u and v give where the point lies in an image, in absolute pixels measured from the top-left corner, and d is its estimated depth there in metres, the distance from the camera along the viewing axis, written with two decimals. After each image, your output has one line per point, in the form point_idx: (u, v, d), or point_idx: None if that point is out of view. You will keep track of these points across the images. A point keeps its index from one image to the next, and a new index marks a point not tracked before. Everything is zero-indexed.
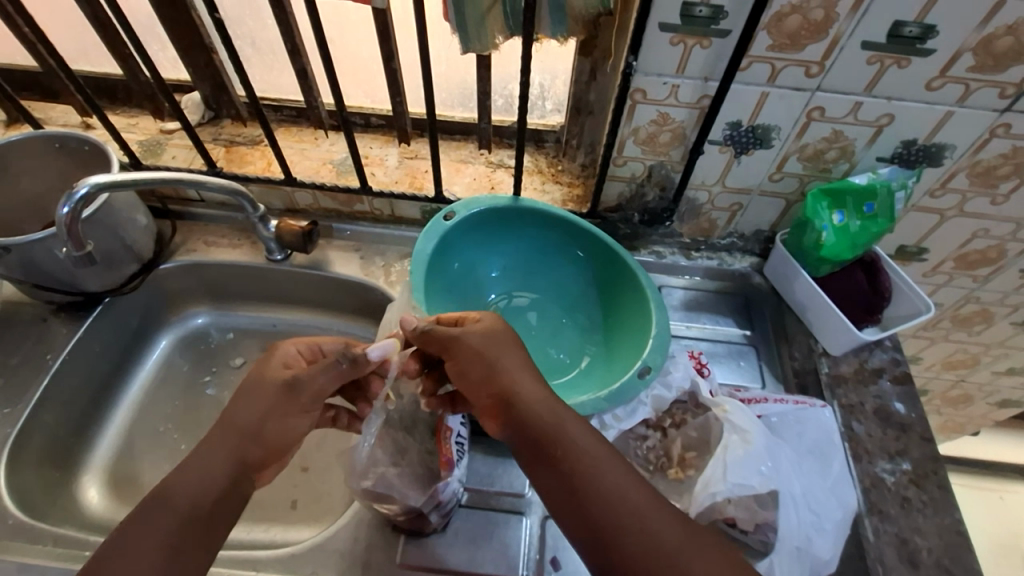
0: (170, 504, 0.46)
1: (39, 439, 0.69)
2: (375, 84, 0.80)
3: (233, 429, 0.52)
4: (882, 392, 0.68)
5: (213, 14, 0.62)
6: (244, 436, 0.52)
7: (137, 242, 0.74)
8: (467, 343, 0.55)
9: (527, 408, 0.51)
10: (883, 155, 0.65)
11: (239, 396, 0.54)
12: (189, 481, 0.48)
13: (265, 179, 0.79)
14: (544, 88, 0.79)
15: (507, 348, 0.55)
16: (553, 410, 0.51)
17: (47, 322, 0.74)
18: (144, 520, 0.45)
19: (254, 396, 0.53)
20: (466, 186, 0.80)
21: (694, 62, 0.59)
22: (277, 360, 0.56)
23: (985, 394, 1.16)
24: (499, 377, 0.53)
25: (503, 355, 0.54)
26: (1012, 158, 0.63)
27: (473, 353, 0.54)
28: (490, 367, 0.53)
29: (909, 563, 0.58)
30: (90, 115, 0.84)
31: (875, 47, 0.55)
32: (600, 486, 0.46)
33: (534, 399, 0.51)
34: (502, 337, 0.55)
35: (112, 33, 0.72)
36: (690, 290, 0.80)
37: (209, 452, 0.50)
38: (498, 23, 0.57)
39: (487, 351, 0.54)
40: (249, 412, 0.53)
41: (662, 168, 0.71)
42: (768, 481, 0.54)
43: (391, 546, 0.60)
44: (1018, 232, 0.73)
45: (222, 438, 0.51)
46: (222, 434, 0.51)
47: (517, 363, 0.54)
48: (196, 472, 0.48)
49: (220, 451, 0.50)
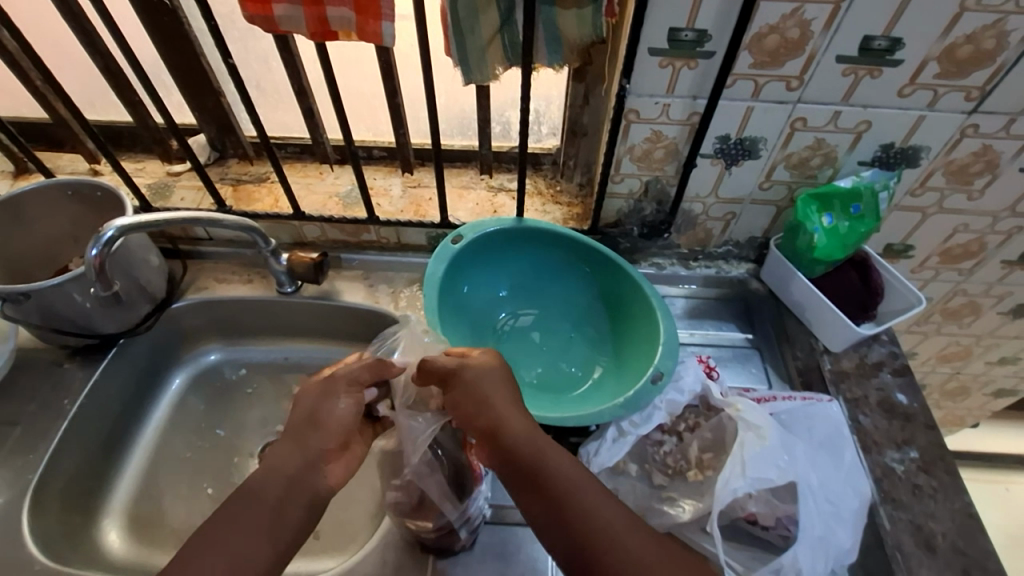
0: (248, 496, 0.50)
1: (61, 485, 0.68)
2: (378, 119, 0.84)
3: (302, 423, 0.54)
4: (884, 384, 0.71)
5: (227, 60, 0.65)
6: (313, 434, 0.54)
7: (151, 282, 0.75)
8: (472, 389, 0.54)
9: (525, 456, 0.50)
10: (864, 159, 0.69)
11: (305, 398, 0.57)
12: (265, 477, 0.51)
13: (273, 215, 0.81)
14: (540, 114, 0.83)
15: (509, 394, 0.54)
16: (553, 457, 0.50)
17: (62, 367, 0.74)
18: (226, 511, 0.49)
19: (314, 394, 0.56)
20: (470, 211, 0.82)
21: (682, 82, 0.63)
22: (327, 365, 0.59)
23: (981, 385, 1.19)
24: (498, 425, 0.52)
25: (491, 385, 0.54)
26: (983, 156, 0.68)
27: (479, 399, 0.53)
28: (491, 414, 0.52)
29: (926, 549, 0.59)
30: (98, 161, 0.86)
31: (849, 60, 0.59)
32: (603, 537, 0.45)
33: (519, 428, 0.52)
34: (508, 381, 0.55)
35: (123, 83, 0.74)
36: (691, 299, 0.83)
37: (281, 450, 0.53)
38: (498, 55, 0.61)
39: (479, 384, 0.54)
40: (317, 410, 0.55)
41: (658, 183, 0.74)
42: (786, 473, 0.56)
43: (420, 566, 0.61)
44: (996, 225, 0.77)
45: (294, 435, 0.54)
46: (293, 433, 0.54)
47: (515, 411, 0.53)
48: (270, 470, 0.52)
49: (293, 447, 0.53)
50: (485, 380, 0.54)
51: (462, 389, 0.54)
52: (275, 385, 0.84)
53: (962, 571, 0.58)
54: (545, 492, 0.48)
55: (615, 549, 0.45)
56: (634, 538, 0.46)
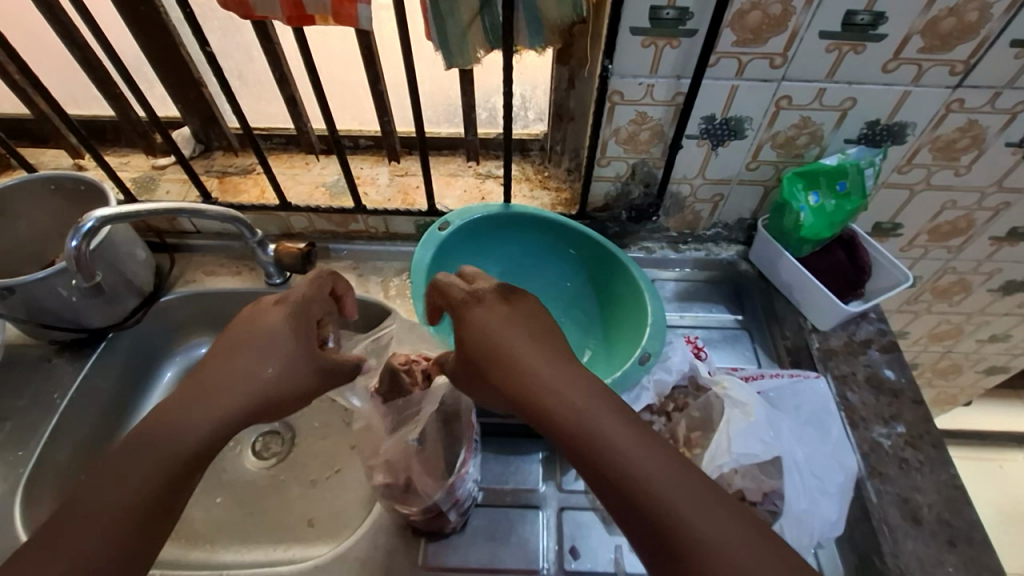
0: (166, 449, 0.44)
1: (54, 477, 0.69)
2: (363, 107, 0.84)
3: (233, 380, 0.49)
4: (872, 360, 0.71)
5: (205, 48, 0.65)
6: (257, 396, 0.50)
7: (137, 275, 0.75)
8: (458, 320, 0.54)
9: (536, 379, 0.47)
10: (850, 137, 0.69)
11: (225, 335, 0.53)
12: (184, 426, 0.45)
13: (260, 206, 0.81)
14: (526, 99, 0.83)
15: (522, 322, 0.52)
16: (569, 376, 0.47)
17: (52, 362, 0.74)
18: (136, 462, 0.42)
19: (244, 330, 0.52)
20: (458, 198, 0.82)
21: (665, 61, 0.62)
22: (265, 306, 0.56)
23: (973, 363, 1.20)
24: (509, 354, 0.49)
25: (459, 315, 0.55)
26: (969, 131, 0.67)
27: (491, 335, 0.51)
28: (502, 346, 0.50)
29: (912, 521, 0.60)
30: (82, 156, 0.85)
31: (832, 36, 0.59)
32: (621, 450, 0.41)
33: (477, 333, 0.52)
34: (522, 311, 0.53)
35: (104, 76, 0.73)
36: (681, 282, 0.83)
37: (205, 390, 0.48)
38: (478, 37, 0.61)
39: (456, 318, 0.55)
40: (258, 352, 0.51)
41: (644, 165, 0.74)
42: (771, 449, 0.56)
43: (412, 549, 0.61)
44: (983, 201, 0.77)
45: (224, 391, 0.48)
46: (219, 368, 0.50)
47: (525, 337, 0.50)
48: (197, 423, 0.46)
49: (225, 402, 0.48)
50: (494, 316, 0.52)
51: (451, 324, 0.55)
52: None
53: (947, 542, 0.58)
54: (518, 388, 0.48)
55: (633, 462, 0.41)
56: (653, 451, 0.41)
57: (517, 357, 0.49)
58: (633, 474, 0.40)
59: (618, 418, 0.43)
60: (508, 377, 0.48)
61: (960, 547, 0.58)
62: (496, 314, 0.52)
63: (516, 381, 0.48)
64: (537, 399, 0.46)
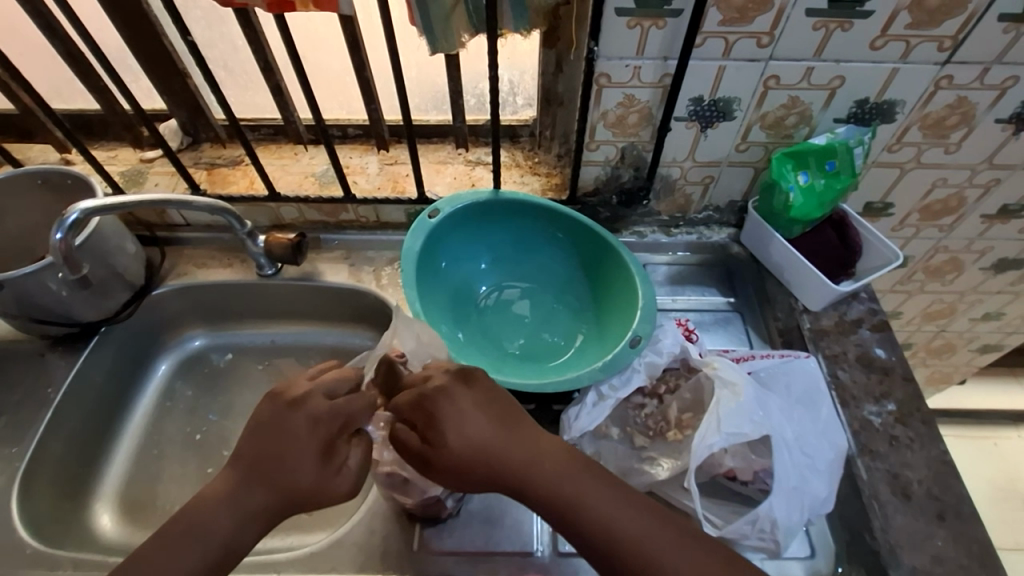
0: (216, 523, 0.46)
1: (50, 471, 0.69)
2: (350, 96, 0.83)
3: (279, 455, 0.48)
4: (863, 340, 0.72)
5: (186, 37, 0.64)
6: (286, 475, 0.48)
7: (128, 268, 0.74)
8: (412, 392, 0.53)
9: (501, 459, 0.49)
10: (839, 116, 0.69)
11: (255, 434, 0.50)
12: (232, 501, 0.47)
13: (249, 198, 0.80)
14: (514, 85, 0.82)
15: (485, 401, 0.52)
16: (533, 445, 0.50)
17: (45, 356, 0.74)
18: (195, 527, 0.46)
19: (283, 439, 0.49)
20: (448, 185, 0.82)
21: (652, 42, 0.62)
22: (306, 413, 0.50)
23: (967, 342, 1.21)
24: (474, 439, 0.50)
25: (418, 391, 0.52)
26: (958, 108, 0.67)
27: (456, 427, 0.50)
28: (464, 436, 0.50)
29: (901, 496, 0.60)
30: (69, 151, 0.85)
31: (819, 13, 0.58)
32: (590, 506, 0.47)
33: (422, 399, 0.52)
34: (482, 391, 0.53)
35: (87, 68, 0.73)
36: (673, 266, 0.83)
37: (252, 499, 0.48)
38: (462, 21, 0.60)
39: (412, 392, 0.53)
40: (299, 470, 0.48)
41: (633, 148, 0.74)
42: (760, 427, 0.56)
43: (408, 534, 0.62)
44: (974, 178, 0.77)
45: (267, 468, 0.48)
46: (243, 485, 0.48)
47: (483, 418, 0.51)
48: (245, 496, 0.48)
49: (268, 484, 0.48)
50: (461, 405, 0.51)
51: (408, 399, 0.53)
52: (262, 368, 0.84)
53: (936, 516, 0.59)
54: (465, 447, 0.49)
55: (597, 508, 0.47)
56: (615, 498, 0.48)
57: (475, 446, 0.49)
58: (596, 516, 0.47)
59: (565, 461, 0.50)
60: (475, 464, 0.49)
61: (949, 521, 0.59)
62: (455, 395, 0.51)
63: (478, 467, 0.49)
64: (502, 474, 0.49)
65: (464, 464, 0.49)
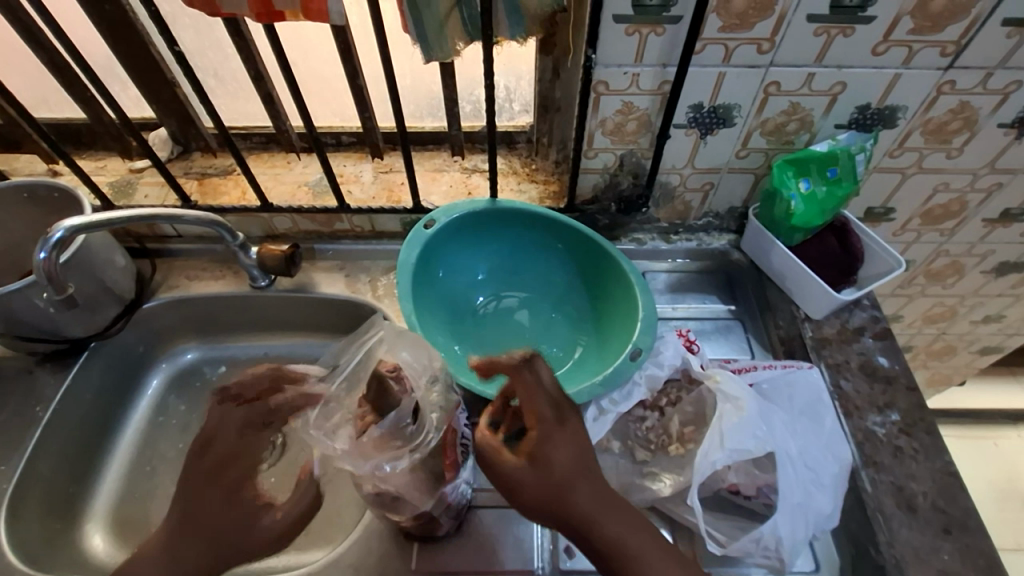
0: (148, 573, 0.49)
1: (39, 492, 0.68)
2: (344, 103, 0.82)
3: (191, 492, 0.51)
4: (866, 348, 0.71)
5: (174, 48, 0.63)
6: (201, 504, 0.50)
7: (117, 283, 0.73)
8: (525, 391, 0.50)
9: (580, 511, 0.47)
10: (840, 122, 0.68)
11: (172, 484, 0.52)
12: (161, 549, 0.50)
13: (241, 208, 0.79)
14: (510, 91, 0.81)
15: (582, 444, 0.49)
16: (616, 501, 0.48)
17: (34, 373, 0.73)
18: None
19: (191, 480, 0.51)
20: (444, 194, 0.80)
21: (650, 49, 0.60)
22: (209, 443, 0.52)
23: (967, 344, 1.20)
24: (556, 479, 0.47)
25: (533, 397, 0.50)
26: (961, 113, 0.66)
27: (554, 459, 0.47)
28: (559, 469, 0.47)
29: (907, 509, 0.59)
30: (56, 162, 0.83)
31: (820, 19, 0.57)
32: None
33: (534, 409, 0.49)
34: (584, 439, 0.50)
35: (73, 78, 0.71)
36: (673, 273, 0.82)
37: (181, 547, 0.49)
38: (457, 29, 0.59)
39: (530, 394, 0.50)
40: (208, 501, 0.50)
41: (632, 156, 0.72)
42: (764, 444, 0.55)
43: (406, 553, 0.60)
44: (976, 183, 0.76)
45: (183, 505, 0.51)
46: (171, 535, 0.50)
47: (579, 465, 0.48)
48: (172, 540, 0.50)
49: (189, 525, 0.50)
50: (562, 446, 0.48)
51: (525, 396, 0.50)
52: None
53: (942, 529, 0.58)
54: (548, 478, 0.47)
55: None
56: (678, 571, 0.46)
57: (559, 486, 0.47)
58: None
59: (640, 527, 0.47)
60: (554, 501, 0.47)
61: (955, 535, 0.58)
62: (562, 434, 0.49)
63: (554, 508, 0.47)
64: (577, 523, 0.47)
65: (537, 500, 0.47)
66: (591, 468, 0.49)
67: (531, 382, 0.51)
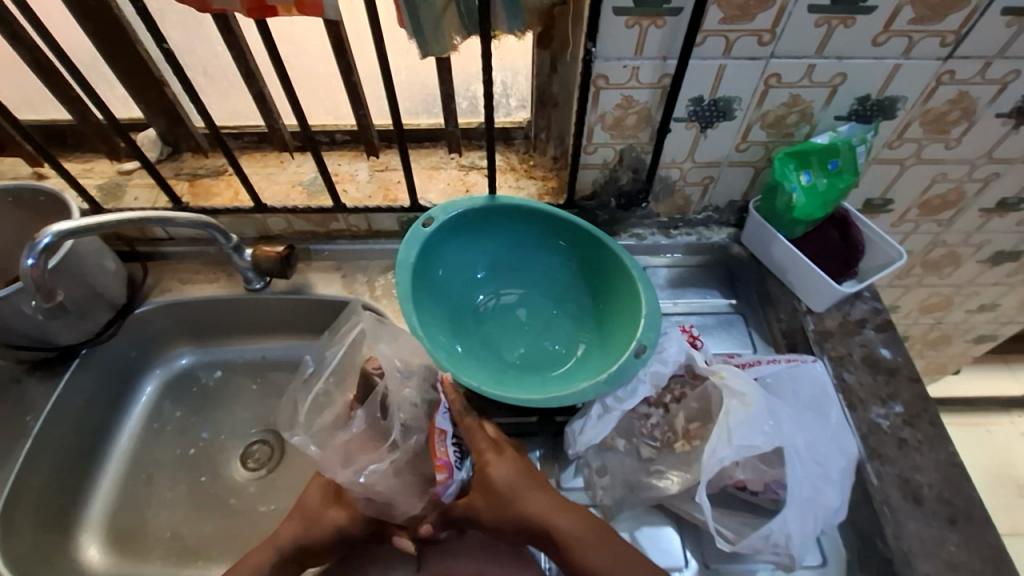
0: None
1: (31, 504, 0.66)
2: (338, 100, 0.80)
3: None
4: (867, 340, 0.71)
5: (162, 45, 0.61)
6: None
7: (108, 288, 0.71)
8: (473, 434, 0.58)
9: (530, 516, 0.54)
10: (840, 114, 0.67)
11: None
12: None
13: (233, 210, 0.77)
14: (507, 86, 0.80)
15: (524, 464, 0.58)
16: (565, 504, 0.55)
17: (23, 382, 0.71)
18: None
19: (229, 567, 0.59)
20: (441, 192, 0.79)
21: (650, 42, 0.60)
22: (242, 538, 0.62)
23: (963, 333, 1.21)
24: (506, 494, 0.55)
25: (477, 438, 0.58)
26: (960, 103, 0.66)
27: (502, 480, 0.55)
28: (505, 487, 0.55)
29: (912, 501, 0.59)
30: (41, 164, 0.81)
31: (821, 9, 0.57)
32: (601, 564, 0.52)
33: (480, 445, 0.57)
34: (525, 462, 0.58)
35: (57, 77, 0.69)
36: (673, 269, 0.82)
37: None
38: (454, 23, 0.58)
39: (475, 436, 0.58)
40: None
41: (632, 151, 0.72)
42: (773, 439, 0.55)
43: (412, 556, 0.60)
44: (974, 173, 0.77)
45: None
46: None
47: (523, 479, 0.56)
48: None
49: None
50: (507, 467, 0.56)
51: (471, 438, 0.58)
52: (254, 385, 0.82)
53: (948, 520, 0.58)
54: (499, 498, 0.55)
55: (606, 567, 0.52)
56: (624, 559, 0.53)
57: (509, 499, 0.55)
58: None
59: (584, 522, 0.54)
60: (506, 514, 0.55)
61: (961, 525, 0.58)
62: (505, 458, 0.57)
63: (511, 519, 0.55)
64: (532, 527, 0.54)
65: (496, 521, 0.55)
66: (537, 481, 0.57)
67: (474, 424, 0.59)
